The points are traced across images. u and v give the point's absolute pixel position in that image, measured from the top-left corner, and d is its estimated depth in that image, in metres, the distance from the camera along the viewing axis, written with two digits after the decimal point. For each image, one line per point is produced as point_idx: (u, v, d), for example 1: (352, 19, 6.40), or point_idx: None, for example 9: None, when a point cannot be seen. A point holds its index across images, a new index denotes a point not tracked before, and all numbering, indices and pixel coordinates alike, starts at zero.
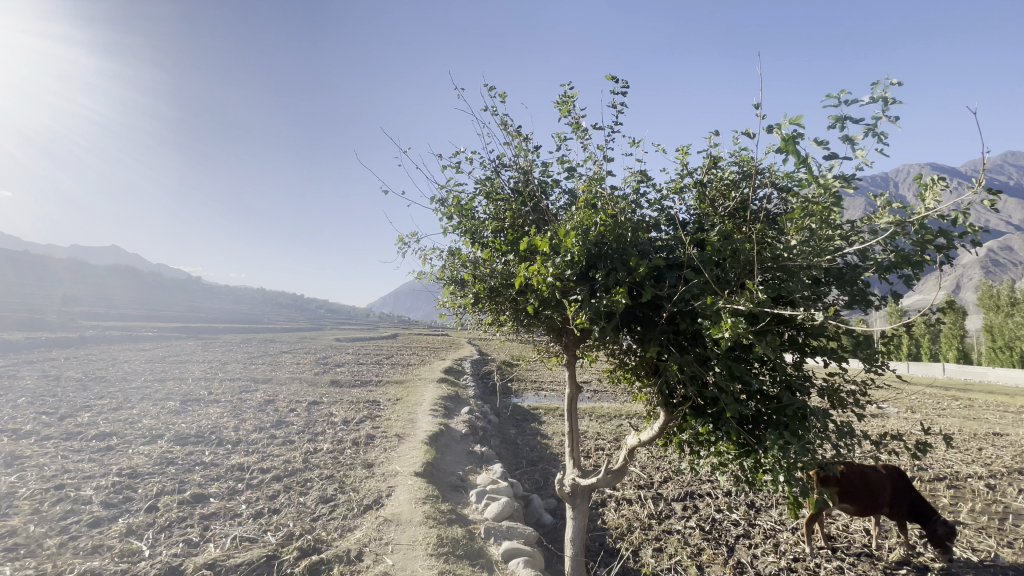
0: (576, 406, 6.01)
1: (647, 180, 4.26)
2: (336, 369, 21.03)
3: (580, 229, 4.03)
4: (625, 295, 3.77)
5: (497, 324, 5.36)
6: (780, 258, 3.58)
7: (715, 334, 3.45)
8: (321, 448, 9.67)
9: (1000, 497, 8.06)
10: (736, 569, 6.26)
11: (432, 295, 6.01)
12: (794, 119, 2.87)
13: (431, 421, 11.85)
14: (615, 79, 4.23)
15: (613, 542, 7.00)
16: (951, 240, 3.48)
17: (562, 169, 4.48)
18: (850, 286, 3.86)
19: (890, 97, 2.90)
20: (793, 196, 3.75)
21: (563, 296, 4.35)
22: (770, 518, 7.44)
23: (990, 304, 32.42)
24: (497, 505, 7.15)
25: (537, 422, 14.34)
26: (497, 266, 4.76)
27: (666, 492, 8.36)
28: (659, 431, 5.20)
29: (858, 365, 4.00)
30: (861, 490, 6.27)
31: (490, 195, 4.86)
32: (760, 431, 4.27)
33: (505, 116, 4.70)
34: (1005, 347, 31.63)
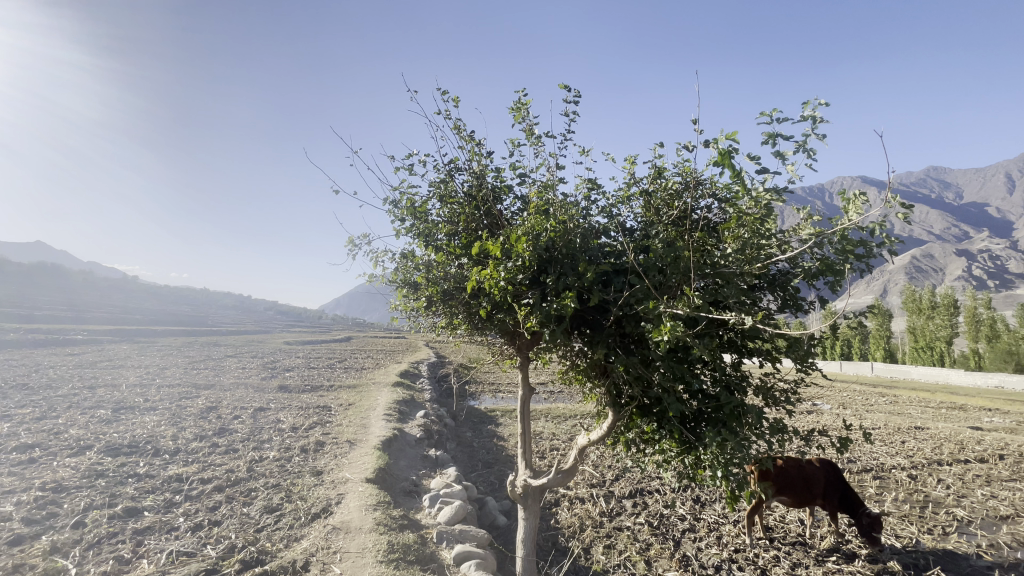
0: (529, 408, 6.06)
1: (597, 188, 4.40)
2: (285, 373, 20.26)
3: (531, 234, 4.08)
4: (574, 300, 3.85)
5: (450, 327, 5.32)
6: (717, 266, 3.77)
7: (655, 337, 3.61)
8: (267, 456, 9.30)
9: (920, 486, 8.77)
10: (682, 562, 6.49)
11: (385, 297, 5.90)
12: (729, 135, 3.06)
13: (385, 426, 11.65)
14: (567, 87, 4.39)
15: (565, 541, 7.12)
16: (870, 250, 3.75)
17: (516, 174, 4.53)
18: (782, 291, 4.14)
19: (818, 116, 3.11)
20: (730, 206, 3.97)
21: (514, 300, 4.39)
22: (714, 512, 7.77)
23: (913, 306, 35.18)
24: (450, 509, 7.10)
25: (493, 424, 14.38)
26: (451, 269, 4.75)
27: (617, 490, 8.58)
28: (607, 431, 5.34)
29: (790, 365, 4.25)
30: (796, 482, 6.67)
31: (443, 198, 4.83)
32: (700, 429, 4.49)
33: (458, 120, 4.71)
34: (926, 347, 34.35)
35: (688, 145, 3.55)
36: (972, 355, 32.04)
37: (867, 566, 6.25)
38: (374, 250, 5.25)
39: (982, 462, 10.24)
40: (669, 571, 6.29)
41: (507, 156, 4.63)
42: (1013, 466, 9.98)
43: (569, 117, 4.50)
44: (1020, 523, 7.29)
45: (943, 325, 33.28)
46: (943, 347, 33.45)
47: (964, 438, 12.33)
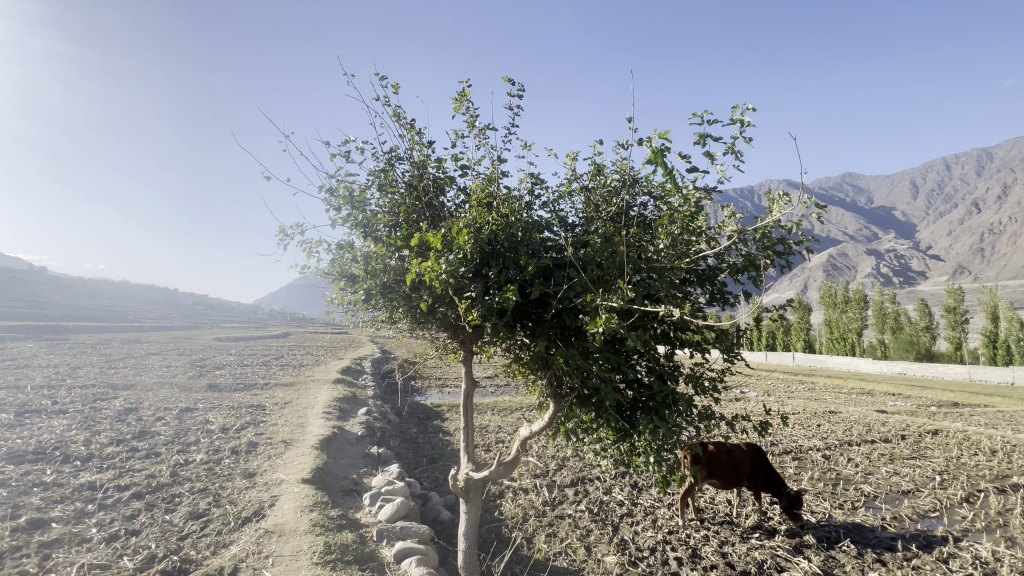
0: (472, 402, 6.02)
1: (540, 183, 4.44)
2: (215, 371, 19.11)
3: (473, 227, 4.04)
4: (515, 293, 3.85)
5: (391, 321, 5.19)
6: (651, 260, 3.93)
7: (592, 329, 3.71)
8: (194, 459, 8.74)
9: (832, 465, 9.59)
10: (620, 546, 6.73)
11: (321, 291, 5.65)
12: (663, 133, 3.20)
13: (324, 424, 11.28)
14: (512, 81, 4.39)
15: (508, 531, 7.20)
16: (789, 247, 4.01)
17: (457, 166, 4.47)
18: (710, 285, 4.36)
19: (745, 121, 3.33)
20: (664, 204, 4.15)
21: (456, 293, 4.35)
22: (650, 496, 8.13)
23: (829, 301, 38.25)
24: (392, 506, 6.96)
25: (438, 419, 14.27)
26: (390, 261, 4.63)
27: (560, 479, 8.77)
28: (548, 422, 5.43)
29: (719, 355, 4.49)
30: (724, 465, 7.09)
31: (383, 188, 4.68)
32: (635, 417, 4.66)
33: (398, 107, 4.58)
34: (840, 338, 37.51)
35: (625, 143, 3.67)
36: (878, 345, 35.32)
37: (786, 540, 6.75)
38: (308, 241, 5.00)
39: (886, 442, 11.32)
40: (608, 555, 6.51)
41: (450, 147, 4.57)
42: (912, 444, 11.10)
43: (513, 111, 4.51)
44: (917, 496, 8.12)
45: (855, 318, 36.35)
46: (854, 338, 36.63)
47: (871, 421, 13.58)
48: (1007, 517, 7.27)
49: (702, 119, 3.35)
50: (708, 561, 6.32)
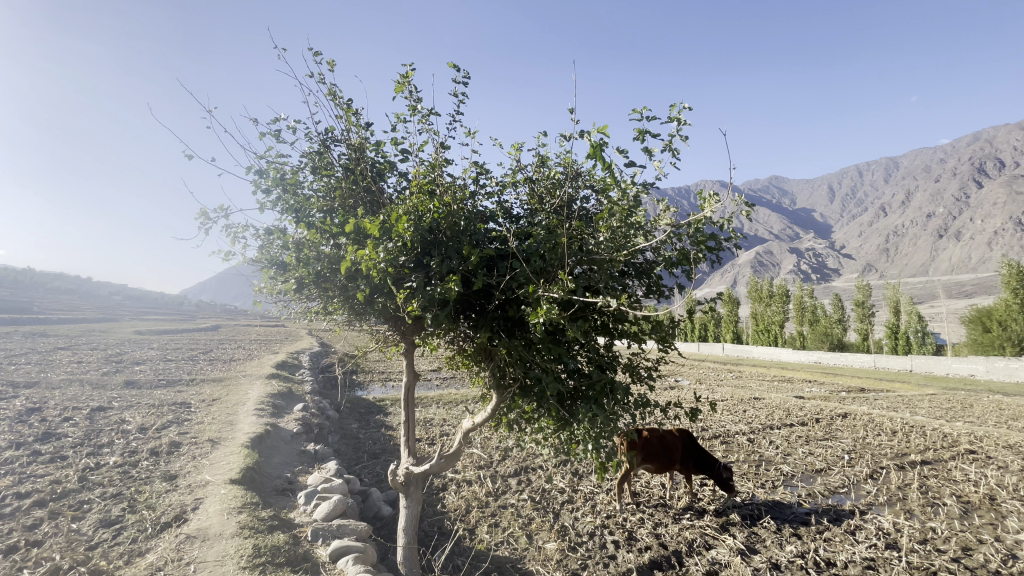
0: (413, 395, 5.88)
1: (484, 172, 4.38)
2: (133, 367, 17.66)
3: (413, 215, 3.93)
4: (457, 284, 3.75)
5: (326, 312, 4.95)
6: (591, 253, 4.01)
7: (532, 320, 3.72)
8: (106, 462, 8.00)
9: (756, 447, 10.28)
10: (560, 532, 6.87)
11: (249, 280, 5.28)
12: (603, 127, 3.27)
13: (257, 421, 10.70)
14: (457, 67, 4.32)
15: (450, 524, 7.16)
16: (720, 243, 4.20)
17: (398, 151, 4.32)
18: (647, 278, 4.49)
19: (681, 120, 3.46)
20: (604, 198, 4.23)
21: (395, 284, 4.18)
22: (590, 482, 8.37)
23: (755, 295, 40.92)
24: (328, 504, 6.71)
25: (381, 414, 13.95)
26: (324, 248, 4.40)
27: (503, 470, 8.84)
28: (491, 414, 5.40)
29: (654, 346, 4.63)
30: (658, 451, 7.39)
31: (317, 170, 4.44)
32: (575, 406, 4.75)
33: (334, 86, 4.36)
34: (765, 330, 40.29)
35: (568, 134, 3.70)
36: (797, 337, 38.17)
37: (714, 519, 7.16)
38: (233, 225, 4.64)
39: (803, 425, 12.29)
40: (549, 542, 6.62)
41: (391, 131, 4.41)
42: (825, 427, 12.12)
43: (458, 98, 4.44)
44: (829, 474, 8.86)
45: (778, 311, 39.13)
46: (776, 330, 39.35)
47: (791, 406, 14.68)
48: (905, 491, 8.08)
49: (642, 116, 3.45)
50: (644, 542, 6.58)
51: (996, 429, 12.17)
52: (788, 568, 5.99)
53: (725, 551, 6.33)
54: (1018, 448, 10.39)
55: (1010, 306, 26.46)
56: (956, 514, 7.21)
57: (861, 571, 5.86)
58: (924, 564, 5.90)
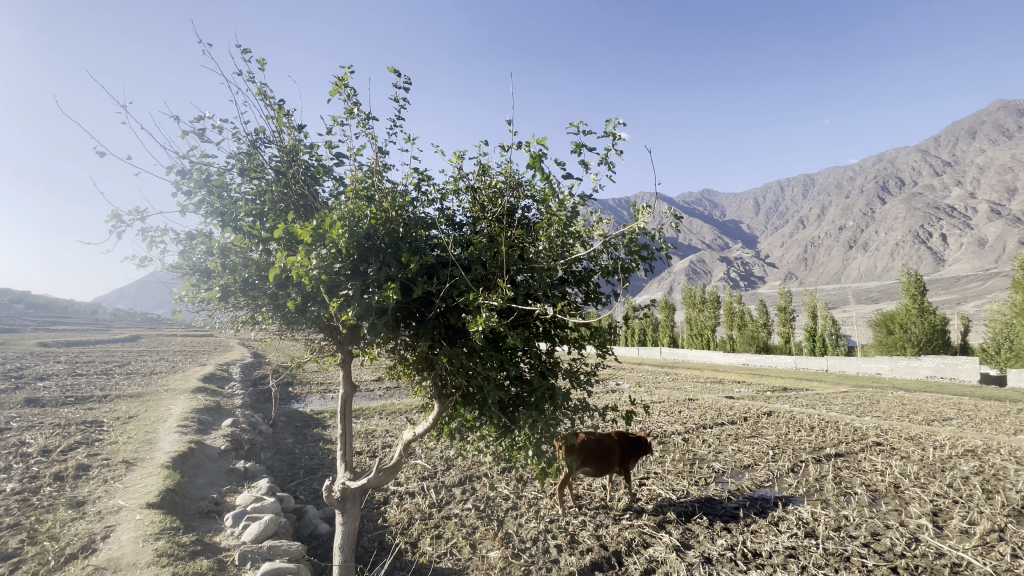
0: (350, 407, 5.67)
1: (424, 178, 4.34)
2: (36, 383, 15.92)
3: (349, 220, 3.82)
4: (396, 292, 3.65)
5: (255, 322, 4.68)
6: (531, 261, 4.09)
7: (471, 328, 3.71)
8: (1, 489, 7.13)
9: (690, 446, 10.79)
10: (504, 540, 6.86)
11: (169, 288, 4.90)
12: (540, 140, 3.35)
13: (180, 439, 9.94)
14: (397, 73, 4.27)
15: (391, 538, 6.97)
16: (652, 253, 4.36)
17: (332, 154, 4.19)
18: (586, 286, 4.62)
19: (616, 135, 3.59)
20: (544, 208, 4.31)
21: (330, 292, 4.02)
22: (534, 488, 8.44)
23: (691, 301, 43.19)
24: (258, 525, 6.33)
25: (319, 427, 13.39)
26: (253, 254, 4.20)
27: (447, 480, 8.72)
28: (431, 424, 5.31)
29: (593, 351, 4.76)
30: (597, 455, 7.55)
31: (246, 172, 4.23)
32: (516, 413, 4.80)
33: (265, 86, 4.19)
34: (698, 334, 42.55)
35: (507, 144, 3.74)
36: (727, 341, 40.55)
37: (651, 518, 7.41)
38: (151, 228, 4.28)
39: (732, 423, 13.01)
40: (492, 550, 6.58)
41: (326, 134, 4.28)
42: (752, 424, 12.91)
43: (399, 104, 4.39)
44: (755, 470, 9.43)
45: (710, 316, 41.56)
46: (709, 335, 41.62)
47: (722, 406, 15.54)
48: (821, 482, 8.75)
49: (578, 130, 3.56)
50: (585, 544, 6.69)
51: (898, 422, 13.43)
52: (719, 560, 6.28)
53: (662, 548, 6.56)
54: (916, 439, 11.53)
55: (909, 311, 29.41)
56: (865, 502, 7.89)
57: (783, 559, 6.26)
58: (838, 550, 6.39)
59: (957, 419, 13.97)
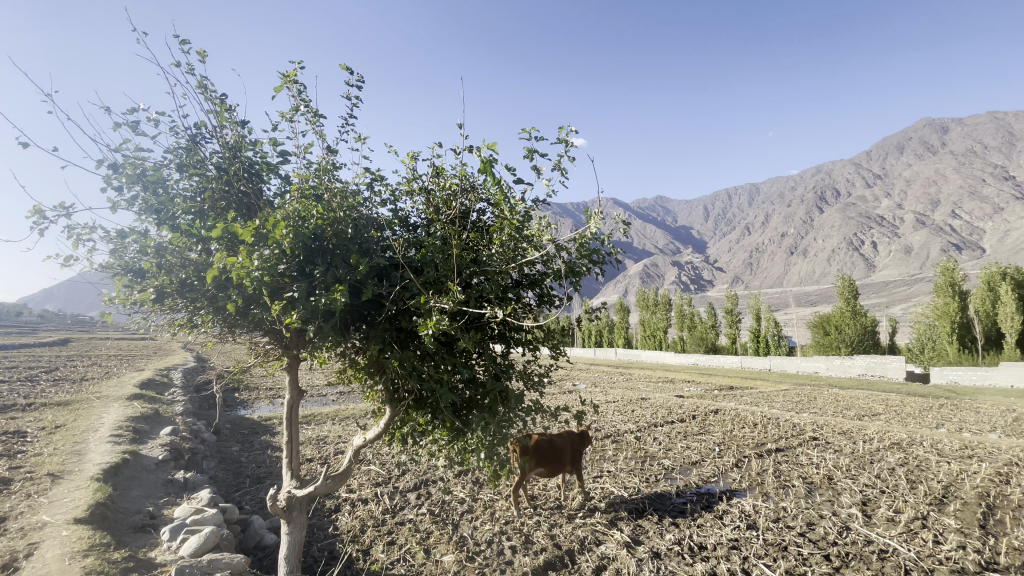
0: (297, 412, 5.50)
1: (376, 178, 4.28)
2: None
3: (294, 220, 3.72)
4: (344, 294, 3.56)
5: (195, 325, 4.47)
6: (483, 264, 4.12)
7: (421, 331, 3.69)
8: None
9: (642, 444, 11.12)
10: (459, 543, 6.82)
11: (97, 288, 4.58)
12: (492, 145, 3.39)
13: (114, 450, 9.32)
14: (349, 70, 4.18)
15: (342, 546, 6.80)
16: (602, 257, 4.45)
17: (278, 152, 4.05)
18: (538, 288, 4.68)
19: (568, 142, 3.68)
20: (498, 210, 4.35)
21: (274, 294, 3.89)
22: (489, 490, 8.46)
23: (644, 303, 44.48)
24: (197, 538, 6.02)
25: (267, 433, 12.90)
26: (192, 254, 4.02)
27: (401, 485, 8.60)
28: (383, 429, 5.21)
29: (546, 353, 4.82)
30: (550, 455, 7.64)
31: (185, 168, 4.03)
32: (469, 416, 4.80)
33: (205, 79, 4.02)
34: (651, 335, 43.88)
35: (461, 147, 3.75)
36: (679, 341, 42.02)
37: (604, 515, 7.58)
38: (77, 225, 3.99)
39: (682, 422, 13.49)
40: (446, 555, 6.53)
41: (272, 130, 4.14)
42: (700, 422, 13.43)
43: (352, 102, 4.33)
44: (703, 466, 9.81)
45: (662, 318, 42.97)
46: (661, 335, 43.00)
47: (672, 404, 16.08)
48: (763, 476, 9.23)
49: (531, 136, 3.62)
50: (539, 544, 6.75)
51: (833, 418, 14.32)
52: (667, 555, 6.50)
53: (613, 545, 6.72)
54: (848, 433, 12.32)
55: (843, 313, 31.41)
56: (802, 494, 8.38)
57: (727, 551, 6.54)
58: (777, 540, 6.74)
59: (884, 415, 15.03)
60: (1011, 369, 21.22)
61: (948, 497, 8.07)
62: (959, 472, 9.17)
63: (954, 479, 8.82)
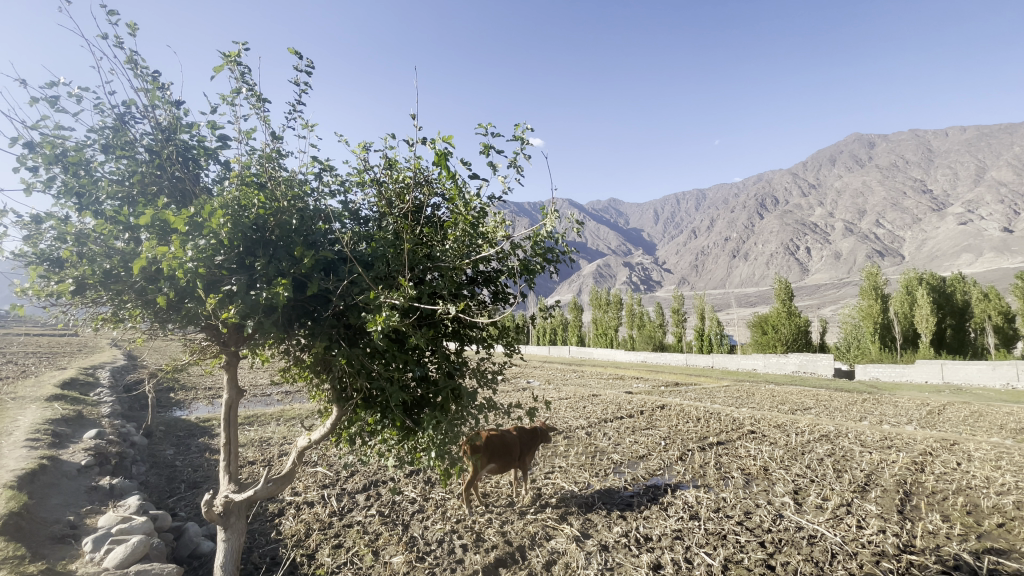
0: (236, 412, 5.22)
1: (326, 169, 4.13)
2: None
3: (233, 210, 3.53)
4: (287, 288, 3.39)
5: (121, 319, 4.14)
6: (436, 259, 4.06)
7: (369, 327, 3.56)
8: None
9: (592, 440, 11.35)
10: (408, 544, 6.70)
11: (7, 278, 4.15)
12: (447, 138, 3.35)
13: (29, 455, 8.52)
14: (297, 54, 4.01)
15: (285, 551, 6.53)
16: (556, 256, 4.48)
17: (217, 136, 3.82)
18: (493, 285, 4.65)
19: (524, 139, 3.69)
20: (453, 205, 4.31)
21: (209, 287, 3.65)
22: (441, 490, 8.37)
23: (597, 302, 45.50)
24: (124, 548, 5.59)
25: (206, 435, 12.21)
26: (118, 243, 3.72)
27: (350, 487, 8.37)
28: (329, 429, 5.02)
29: (500, 351, 4.81)
30: (501, 452, 7.64)
31: (112, 149, 3.72)
32: (420, 414, 4.72)
33: (137, 55, 3.74)
34: (603, 334, 44.97)
35: (415, 139, 3.68)
36: (629, 339, 43.28)
37: (554, 511, 7.67)
38: None
39: (630, 417, 13.89)
40: (395, 556, 6.39)
41: (211, 112, 3.90)
42: (647, 417, 13.87)
43: (300, 87, 4.16)
44: (649, 459, 10.14)
45: (614, 317, 44.12)
46: (612, 334, 44.14)
47: (622, 400, 16.52)
48: (705, 468, 9.65)
49: (487, 132, 3.61)
50: (490, 542, 6.75)
51: (769, 412, 15.17)
52: (615, 547, 6.65)
53: (563, 540, 6.81)
54: (783, 427, 13.09)
55: (780, 313, 33.36)
56: (740, 484, 8.83)
57: (671, 541, 6.77)
58: (717, 529, 7.06)
59: (814, 409, 16.08)
60: (924, 366, 23.25)
61: (869, 485, 8.73)
62: (879, 461, 9.94)
63: (875, 468, 9.55)
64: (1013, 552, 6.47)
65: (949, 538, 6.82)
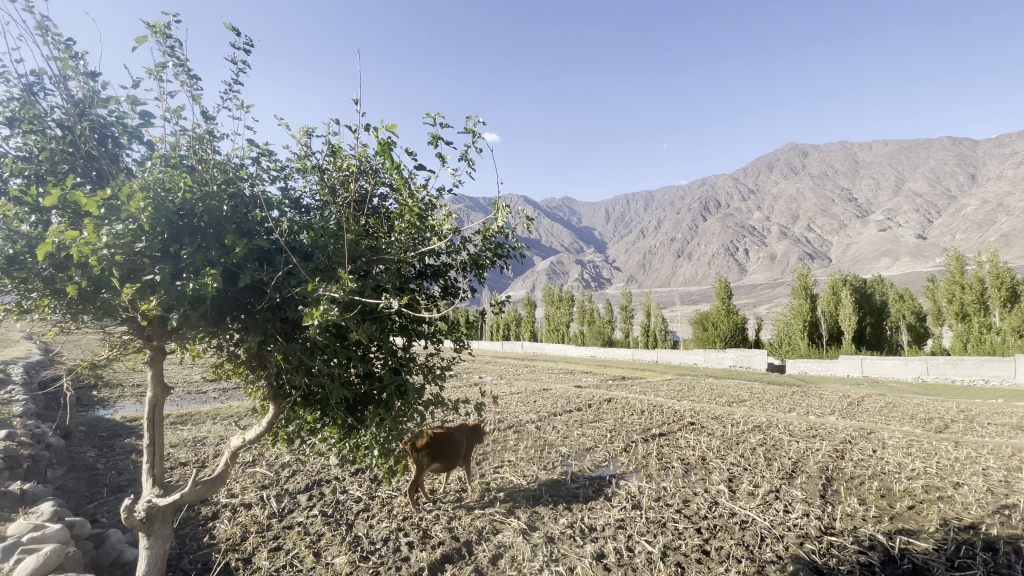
0: (161, 411, 4.90)
1: (264, 153, 3.93)
2: None
3: (156, 193, 3.30)
4: (216, 278, 3.19)
5: (28, 309, 3.77)
6: (380, 252, 3.96)
7: (306, 321, 3.41)
8: None
9: (541, 433, 11.50)
10: (352, 544, 6.54)
11: None
12: (391, 127, 3.27)
13: None
14: (235, 30, 3.79)
15: (218, 556, 6.21)
16: (506, 251, 4.46)
17: (139, 113, 3.55)
18: (443, 280, 4.58)
19: (476, 132, 3.65)
20: (399, 197, 4.22)
21: (128, 277, 3.39)
22: (387, 487, 8.22)
23: (550, 298, 46.13)
24: (35, 559, 5.13)
25: (131, 435, 11.39)
26: (22, 226, 3.40)
27: (290, 487, 8.07)
28: (265, 429, 4.80)
29: (448, 346, 4.76)
30: (448, 449, 7.61)
31: (15, 122, 3.38)
32: (363, 411, 4.61)
33: (49, 20, 3.42)
34: (556, 329, 45.68)
35: (360, 125, 3.56)
36: (580, 335, 44.19)
37: (502, 505, 7.72)
38: None
39: (578, 411, 14.17)
40: (338, 556, 6.22)
41: (134, 87, 3.62)
42: (595, 411, 14.21)
43: (237, 66, 3.93)
44: (595, 451, 10.40)
45: (565, 313, 44.85)
46: (564, 329, 44.89)
47: (571, 394, 16.83)
48: (648, 459, 10.01)
49: (435, 122, 3.56)
50: (436, 539, 6.70)
51: (707, 404, 15.92)
52: (560, 538, 6.79)
53: (509, 533, 6.87)
54: (720, 418, 13.77)
55: (720, 311, 35.03)
56: (680, 473, 9.23)
57: (614, 531, 6.98)
58: (657, 518, 7.34)
59: (749, 401, 17.03)
60: (847, 361, 25.13)
61: (796, 471, 9.36)
62: (805, 450, 10.66)
63: (802, 456, 10.25)
64: (920, 531, 7.10)
65: (864, 520, 7.41)
